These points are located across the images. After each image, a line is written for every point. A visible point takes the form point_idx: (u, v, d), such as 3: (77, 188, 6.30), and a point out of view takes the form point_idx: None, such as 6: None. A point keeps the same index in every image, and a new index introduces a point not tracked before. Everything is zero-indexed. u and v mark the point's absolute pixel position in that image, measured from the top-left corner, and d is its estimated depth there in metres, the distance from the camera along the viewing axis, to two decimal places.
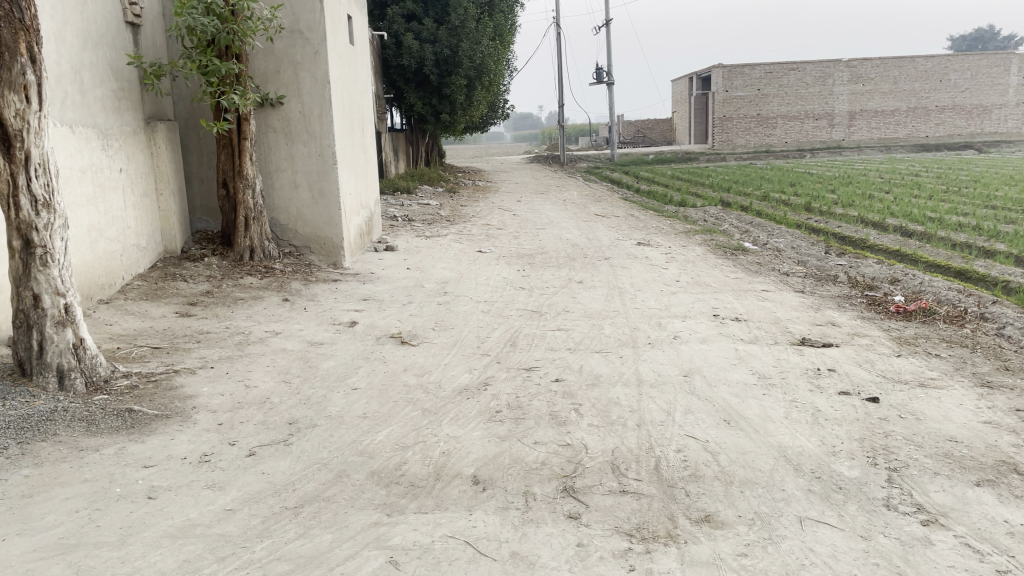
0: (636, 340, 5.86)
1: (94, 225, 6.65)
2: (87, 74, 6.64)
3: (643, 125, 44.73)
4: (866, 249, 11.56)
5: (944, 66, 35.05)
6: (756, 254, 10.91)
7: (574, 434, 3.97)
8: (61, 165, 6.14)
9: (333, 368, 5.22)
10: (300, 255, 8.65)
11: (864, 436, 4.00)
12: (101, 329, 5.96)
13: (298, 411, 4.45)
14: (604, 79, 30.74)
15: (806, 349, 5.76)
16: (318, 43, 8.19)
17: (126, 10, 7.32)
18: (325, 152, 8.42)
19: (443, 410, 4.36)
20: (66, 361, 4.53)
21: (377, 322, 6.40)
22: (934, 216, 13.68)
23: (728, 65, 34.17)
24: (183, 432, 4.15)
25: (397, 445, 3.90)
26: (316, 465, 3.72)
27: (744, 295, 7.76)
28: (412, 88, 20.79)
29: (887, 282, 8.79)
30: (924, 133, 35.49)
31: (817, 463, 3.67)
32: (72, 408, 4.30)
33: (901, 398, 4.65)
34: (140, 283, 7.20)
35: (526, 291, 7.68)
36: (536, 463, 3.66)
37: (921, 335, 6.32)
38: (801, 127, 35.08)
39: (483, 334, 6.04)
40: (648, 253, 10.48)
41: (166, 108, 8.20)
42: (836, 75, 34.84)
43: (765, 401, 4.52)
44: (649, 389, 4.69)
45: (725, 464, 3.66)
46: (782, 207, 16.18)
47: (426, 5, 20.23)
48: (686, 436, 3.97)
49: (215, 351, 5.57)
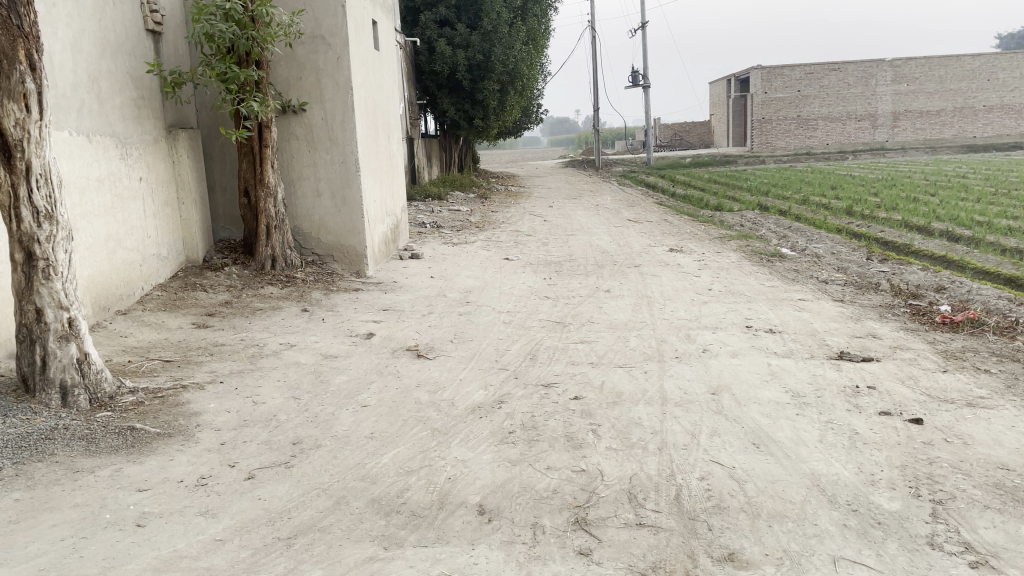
0: (663, 354, 5.59)
1: (113, 235, 6.56)
2: (106, 82, 6.56)
3: (681, 128, 44.21)
4: (911, 255, 11.09)
5: (992, 64, 33.97)
6: (794, 260, 10.54)
7: (590, 459, 3.72)
8: (76, 174, 6.05)
9: (344, 383, 5.03)
10: (323, 263, 8.53)
11: (906, 463, 3.68)
12: (115, 341, 5.86)
13: (304, 430, 4.26)
14: (640, 82, 30.42)
15: (843, 364, 5.44)
16: (341, 49, 8.06)
17: (146, 17, 7.26)
18: (347, 159, 8.29)
19: (453, 431, 4.14)
20: (70, 377, 4.40)
21: (395, 334, 6.21)
22: (983, 220, 13.12)
23: (767, 66, 33.60)
24: (183, 452, 3.99)
25: (401, 469, 3.68)
26: (315, 490, 3.52)
27: (780, 305, 7.42)
28: (445, 93, 20.68)
29: (933, 290, 8.37)
30: (972, 133, 34.39)
31: (853, 494, 3.37)
32: (73, 426, 4.15)
33: (947, 419, 4.30)
34: (160, 294, 7.12)
35: (551, 301, 7.44)
36: (547, 491, 3.41)
37: (970, 349, 5.94)
38: (843, 129, 34.29)
39: (503, 346, 5.82)
40: (680, 260, 10.16)
41: (188, 116, 8.14)
42: (879, 75, 34.01)
43: (799, 422, 4.22)
44: (674, 408, 4.43)
45: (752, 493, 3.38)
46: (823, 211, 15.71)
47: (459, 10, 20.10)
48: (711, 461, 3.70)
49: (227, 365, 5.42)
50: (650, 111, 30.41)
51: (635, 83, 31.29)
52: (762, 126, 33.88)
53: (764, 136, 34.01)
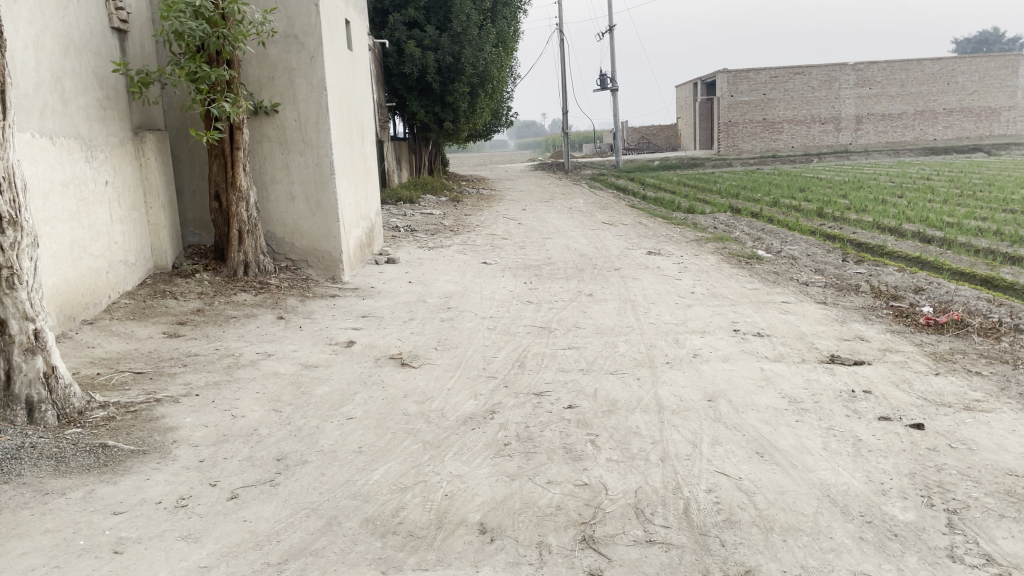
0: (654, 360, 5.47)
1: (78, 241, 6.28)
2: (69, 81, 6.28)
3: (648, 131, 44.44)
4: (885, 256, 11.14)
5: (951, 68, 34.63)
6: (772, 262, 10.53)
7: (591, 472, 3.57)
8: (39, 178, 5.76)
9: (328, 394, 4.83)
10: (297, 269, 8.29)
11: (914, 470, 3.60)
12: (82, 352, 5.57)
13: (288, 445, 4.06)
14: (609, 86, 30.51)
15: (836, 368, 5.36)
16: (314, 48, 7.85)
17: (111, 15, 6.98)
18: (322, 161, 8.07)
19: (446, 444, 3.96)
20: (36, 393, 4.14)
21: (376, 342, 6.01)
22: (952, 221, 13.28)
23: (733, 70, 33.88)
24: (160, 471, 3.76)
25: (395, 486, 3.50)
26: (305, 510, 3.33)
27: (764, 308, 7.35)
28: (414, 96, 20.46)
29: (912, 291, 8.38)
30: (932, 136, 35.01)
31: (865, 505, 3.27)
32: (41, 444, 3.89)
33: (948, 424, 4.23)
34: (128, 302, 6.84)
35: (534, 306, 7.30)
36: (550, 507, 3.26)
37: (958, 350, 5.91)
38: (808, 132, 34.70)
39: (490, 353, 5.66)
40: (659, 263, 10.07)
41: (156, 117, 7.85)
42: (842, 79, 34.48)
43: (800, 429, 4.12)
44: (672, 417, 4.30)
45: (763, 506, 3.26)
46: (794, 212, 15.81)
47: (428, 12, 19.88)
48: (716, 472, 3.58)
49: (202, 376, 5.19)
50: (618, 115, 30.45)
51: (603, 86, 31.33)
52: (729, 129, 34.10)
53: (731, 139, 34.25)
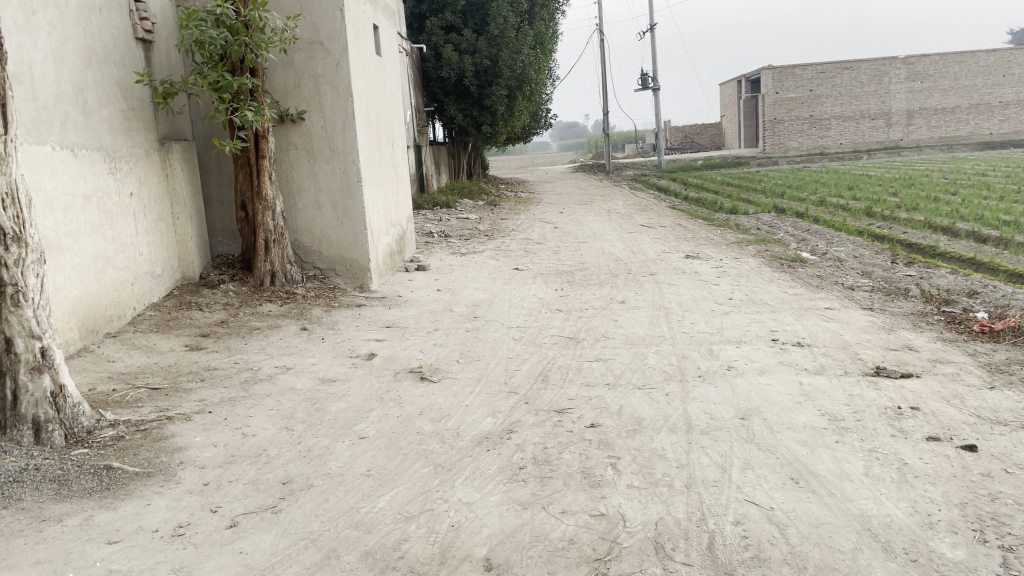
0: (685, 373, 5.19)
1: (101, 254, 6.23)
2: (91, 93, 6.23)
3: (692, 130, 43.79)
4: (938, 257, 10.63)
5: (1007, 60, 33.39)
6: (816, 265, 10.12)
7: (610, 501, 3.32)
8: (60, 190, 5.71)
9: (342, 412, 4.66)
10: (324, 278, 8.18)
11: (965, 500, 3.28)
12: (102, 367, 5.50)
13: (295, 468, 3.89)
14: (650, 85, 30.09)
15: (881, 381, 5.02)
16: (340, 54, 7.73)
17: (136, 25, 6.96)
18: (348, 169, 7.94)
19: (458, 467, 3.76)
20: (43, 413, 4.02)
21: (398, 354, 5.84)
22: (1009, 219, 12.66)
23: (778, 67, 33.04)
24: (162, 496, 3.62)
25: (399, 515, 3.31)
26: (304, 541, 3.15)
27: (806, 315, 7.00)
28: (452, 100, 20.36)
29: (965, 295, 7.93)
30: (988, 130, 33.82)
31: (910, 540, 2.97)
32: (45, 466, 3.77)
33: (1004, 445, 3.89)
34: (153, 314, 6.78)
35: (563, 314, 7.06)
36: (563, 541, 3.03)
37: (1016, 361, 5.49)
38: (856, 128, 33.78)
39: (513, 366, 5.44)
40: (697, 267, 9.75)
41: (183, 128, 7.82)
42: (893, 74, 33.30)
43: (839, 451, 3.82)
44: (700, 437, 4.03)
45: (796, 541, 2.98)
46: (841, 212, 15.29)
47: (465, 16, 19.74)
48: (745, 501, 3.30)
49: (218, 392, 5.06)
50: (660, 114, 29.96)
51: (644, 86, 30.91)
52: (774, 127, 33.27)
53: (777, 136, 33.42)
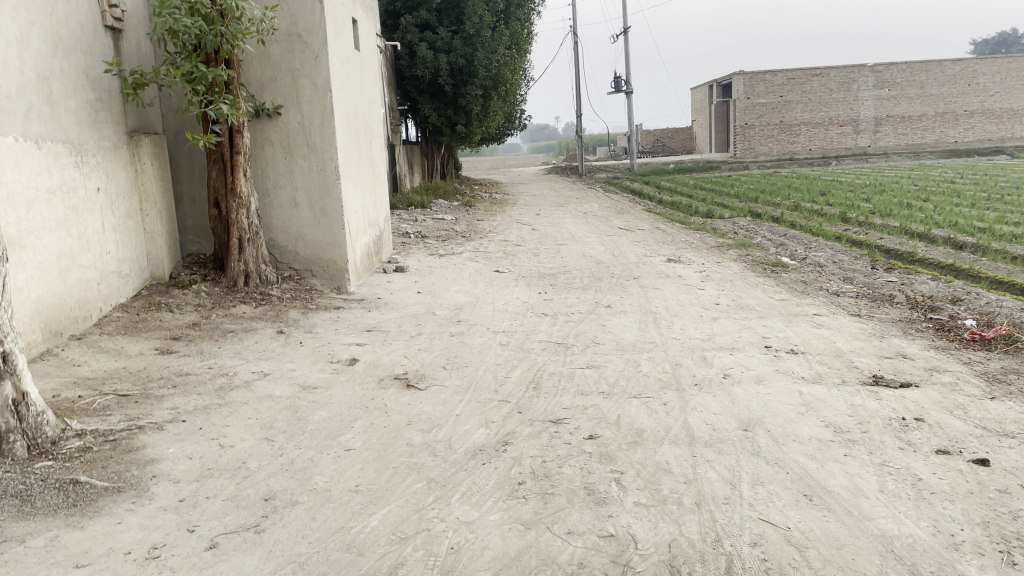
0: (681, 381, 5.03)
1: (66, 252, 5.90)
2: (57, 82, 5.90)
3: (663, 134, 43.99)
4: (916, 263, 10.65)
5: (973, 69, 33.92)
6: (798, 270, 10.06)
7: (618, 520, 3.14)
8: (21, 184, 5.37)
9: (326, 421, 4.41)
10: (300, 279, 7.90)
11: (987, 518, 3.15)
12: (65, 372, 5.18)
13: (277, 482, 3.64)
14: (623, 89, 30.08)
15: (882, 391, 4.89)
16: (319, 47, 7.46)
17: (104, 13, 6.62)
18: (326, 166, 7.68)
19: (453, 482, 3.54)
20: (4, 423, 3.71)
21: (381, 360, 5.60)
22: (983, 225, 12.75)
23: (750, 72, 33.14)
24: (134, 513, 3.35)
25: (393, 536, 3.09)
26: (291, 565, 2.92)
27: (796, 321, 6.90)
28: (426, 99, 20.03)
29: (949, 302, 7.91)
30: (953, 138, 34.36)
31: (936, 564, 2.83)
32: (6, 481, 3.48)
33: (1016, 459, 3.77)
34: (120, 315, 6.46)
35: (549, 319, 6.87)
36: (573, 565, 2.84)
37: (1011, 369, 5.42)
38: (825, 134, 34.14)
39: (502, 373, 5.24)
40: (681, 271, 9.62)
41: (153, 120, 7.50)
42: (861, 80, 33.83)
43: (850, 465, 3.68)
44: (705, 450, 3.86)
45: (818, 564, 2.82)
46: (817, 217, 15.31)
47: (440, 14, 19.46)
48: (761, 521, 3.13)
49: (191, 399, 4.78)
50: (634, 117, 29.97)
51: (618, 89, 30.89)
52: (746, 132, 33.56)
53: (748, 141, 33.68)
